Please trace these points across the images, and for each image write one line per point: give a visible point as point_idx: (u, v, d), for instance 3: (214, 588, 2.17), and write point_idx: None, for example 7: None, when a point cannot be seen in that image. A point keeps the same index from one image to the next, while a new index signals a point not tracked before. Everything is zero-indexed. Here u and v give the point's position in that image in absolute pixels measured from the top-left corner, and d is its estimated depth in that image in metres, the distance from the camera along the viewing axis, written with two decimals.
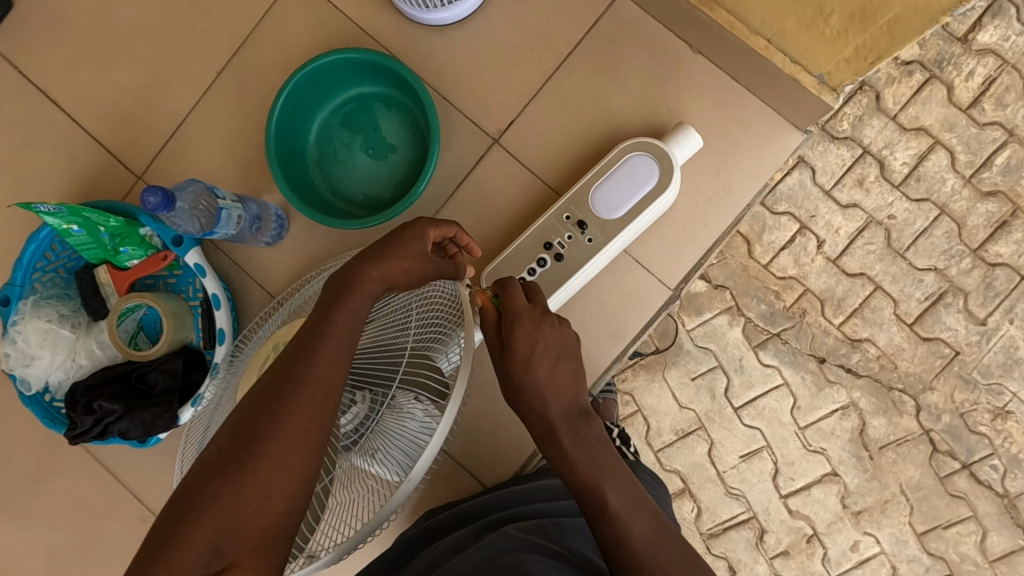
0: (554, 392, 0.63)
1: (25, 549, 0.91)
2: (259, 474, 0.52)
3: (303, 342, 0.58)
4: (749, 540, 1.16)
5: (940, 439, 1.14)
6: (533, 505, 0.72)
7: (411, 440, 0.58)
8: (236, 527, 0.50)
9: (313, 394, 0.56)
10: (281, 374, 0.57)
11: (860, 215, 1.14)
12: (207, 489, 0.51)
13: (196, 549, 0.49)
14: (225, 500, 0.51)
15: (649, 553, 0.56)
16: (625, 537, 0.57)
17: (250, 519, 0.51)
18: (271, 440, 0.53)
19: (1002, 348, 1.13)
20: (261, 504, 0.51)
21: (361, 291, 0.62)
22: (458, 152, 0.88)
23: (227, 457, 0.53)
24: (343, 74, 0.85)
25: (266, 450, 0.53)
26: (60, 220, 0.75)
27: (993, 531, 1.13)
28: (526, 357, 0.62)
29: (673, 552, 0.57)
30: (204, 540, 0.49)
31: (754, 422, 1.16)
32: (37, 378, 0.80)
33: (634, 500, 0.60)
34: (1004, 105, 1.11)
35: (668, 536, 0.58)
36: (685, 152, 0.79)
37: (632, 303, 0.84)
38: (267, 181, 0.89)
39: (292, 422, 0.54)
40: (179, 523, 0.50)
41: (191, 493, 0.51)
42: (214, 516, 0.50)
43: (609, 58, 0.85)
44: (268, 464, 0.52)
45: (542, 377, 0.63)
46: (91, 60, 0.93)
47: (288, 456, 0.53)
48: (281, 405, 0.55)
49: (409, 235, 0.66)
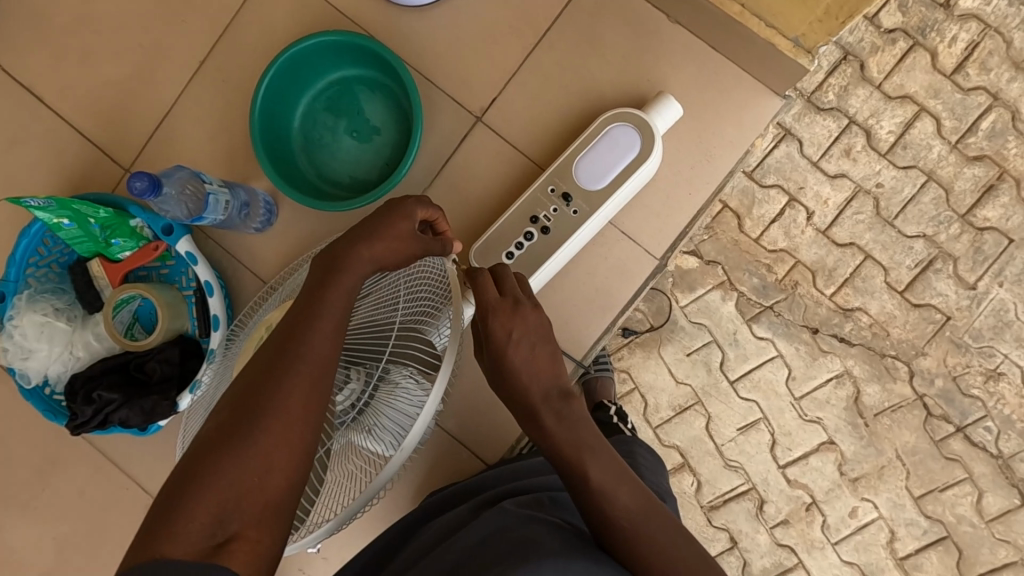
0: (533, 372, 0.64)
1: (34, 543, 0.93)
2: (260, 448, 0.53)
3: (296, 320, 0.59)
4: (749, 510, 1.18)
5: (934, 404, 1.15)
6: (524, 480, 0.73)
7: (403, 413, 0.60)
8: (238, 501, 0.51)
9: (310, 370, 0.57)
10: (276, 351, 0.58)
11: (848, 184, 1.15)
12: (208, 463, 0.52)
13: (199, 522, 0.49)
14: (227, 474, 0.51)
15: (633, 523, 0.58)
16: (612, 511, 0.58)
17: (252, 491, 0.52)
18: (270, 415, 0.54)
19: (992, 311, 1.14)
20: (263, 477, 0.52)
21: (353, 271, 0.63)
22: (443, 133, 0.88)
23: (227, 433, 0.54)
24: (325, 59, 0.86)
25: (267, 425, 0.54)
26: (50, 214, 0.75)
27: (989, 492, 1.14)
28: (504, 341, 0.63)
29: (660, 521, 0.59)
30: (207, 513, 0.49)
31: (750, 394, 1.18)
32: (36, 371, 0.81)
33: (617, 472, 0.61)
34: (988, 69, 1.12)
35: (654, 505, 0.60)
36: (666, 121, 0.80)
37: (620, 274, 0.85)
38: (255, 168, 0.89)
39: (291, 397, 0.55)
40: (180, 498, 0.50)
41: (191, 469, 0.52)
42: (217, 490, 0.50)
43: (590, 33, 0.86)
44: (269, 438, 0.53)
45: (522, 359, 0.63)
46: (73, 53, 0.93)
47: (288, 431, 0.54)
48: (279, 381, 0.56)
49: (397, 217, 0.66)
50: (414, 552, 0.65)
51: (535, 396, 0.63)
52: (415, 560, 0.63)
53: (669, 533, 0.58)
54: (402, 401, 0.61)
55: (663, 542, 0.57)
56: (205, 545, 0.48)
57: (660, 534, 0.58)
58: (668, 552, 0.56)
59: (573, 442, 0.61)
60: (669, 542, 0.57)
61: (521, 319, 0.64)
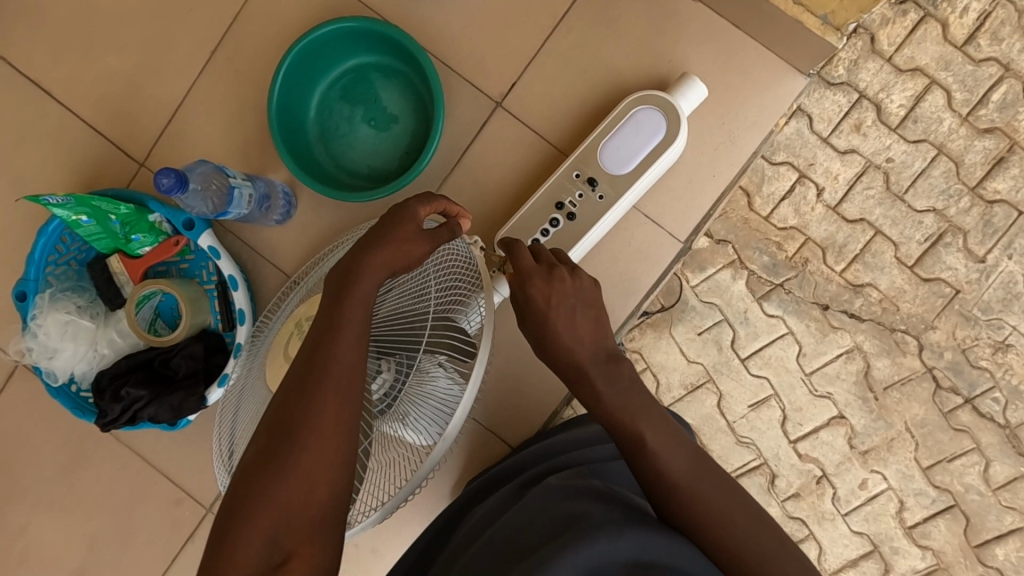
0: (578, 338, 0.65)
1: (62, 538, 0.94)
2: (301, 466, 0.52)
3: (316, 328, 0.59)
4: (761, 485, 1.19)
5: (942, 376, 1.16)
6: (569, 454, 0.74)
7: (439, 403, 0.60)
8: (290, 520, 0.51)
9: (337, 385, 0.55)
10: (302, 362, 0.57)
11: (858, 160, 1.14)
12: (256, 488, 0.52)
13: (255, 545, 0.50)
14: (274, 497, 0.52)
15: (688, 487, 0.58)
16: (665, 471, 0.59)
17: (300, 509, 0.52)
18: (307, 433, 0.53)
19: (1001, 284, 1.15)
20: (309, 492, 0.52)
21: (366, 280, 0.60)
22: (462, 119, 0.87)
23: (267, 456, 0.53)
24: (342, 45, 0.84)
25: (305, 443, 0.53)
26: (69, 211, 0.75)
27: (996, 461, 1.16)
28: (544, 309, 0.66)
29: (714, 485, 0.59)
30: (261, 536, 0.51)
31: (761, 371, 1.18)
32: (63, 370, 0.81)
33: (671, 437, 0.62)
34: (999, 39, 1.11)
35: (708, 469, 0.60)
36: (690, 103, 0.79)
37: (643, 257, 0.86)
38: (272, 161, 0.89)
39: (322, 417, 0.54)
40: (233, 521, 0.51)
41: (238, 494, 0.53)
42: (266, 512, 0.51)
43: (608, 13, 0.84)
44: (308, 454, 0.53)
45: (563, 323, 0.65)
46: (79, 45, 0.91)
47: (325, 443, 0.53)
48: (310, 399, 0.55)
49: (403, 217, 0.64)
50: (470, 531, 0.65)
51: (584, 359, 0.64)
52: (472, 537, 0.63)
53: (725, 500, 0.58)
54: (439, 392, 0.61)
55: (720, 505, 0.57)
56: (264, 566, 0.50)
57: (714, 498, 0.58)
58: (729, 515, 0.57)
59: (623, 407, 0.62)
60: (725, 507, 0.57)
61: (559, 282, 0.67)
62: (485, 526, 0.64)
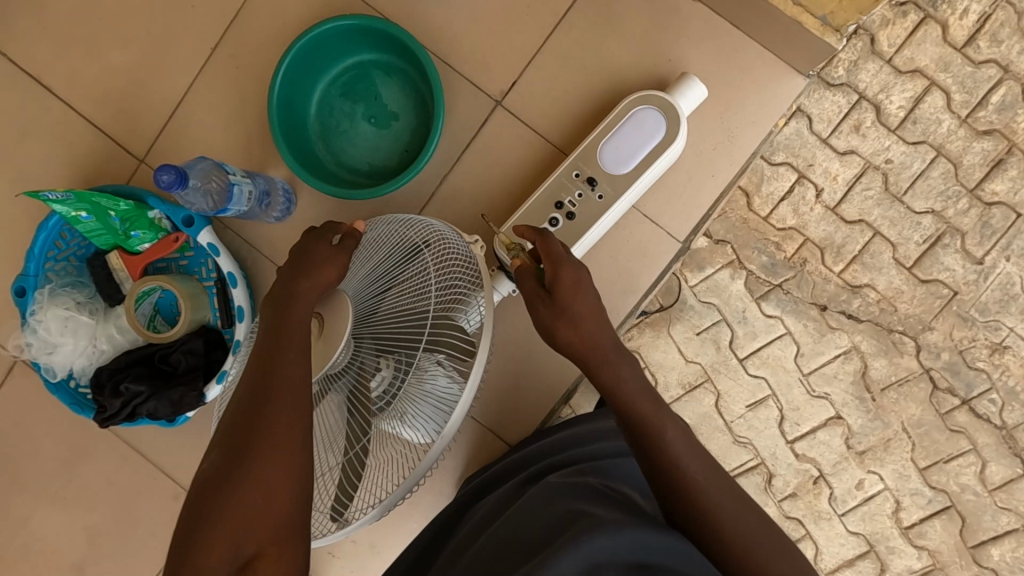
0: (601, 322, 0.64)
1: (60, 533, 0.94)
2: (254, 474, 0.51)
3: (290, 334, 0.59)
4: (758, 484, 1.20)
5: (940, 377, 1.17)
6: (573, 452, 0.75)
7: (438, 401, 0.61)
8: (249, 526, 0.50)
9: (290, 394, 0.55)
10: (275, 367, 0.56)
11: (857, 160, 1.15)
12: (216, 497, 0.51)
13: (216, 554, 0.49)
14: (234, 504, 0.50)
15: (704, 485, 0.56)
16: (681, 468, 0.57)
17: (259, 516, 0.50)
18: (260, 441, 0.53)
19: (999, 285, 1.15)
20: (266, 497, 0.51)
21: (302, 300, 0.61)
22: (463, 117, 0.87)
23: (226, 464, 0.52)
24: (342, 42, 0.84)
25: (262, 450, 0.52)
26: (69, 207, 0.75)
27: (992, 461, 1.17)
28: (575, 284, 0.64)
29: (726, 487, 0.57)
30: (222, 545, 0.49)
31: (759, 371, 1.19)
32: (62, 365, 0.82)
33: (685, 434, 0.60)
34: (999, 41, 1.11)
35: (719, 471, 0.59)
36: (690, 102, 0.79)
37: (643, 255, 0.86)
38: (273, 158, 0.89)
39: (281, 424, 0.54)
40: (194, 532, 0.50)
41: (199, 502, 0.51)
42: (226, 520, 0.50)
43: (609, 12, 0.85)
44: (264, 463, 0.52)
45: (587, 306, 0.64)
46: (80, 40, 0.91)
47: (277, 450, 0.53)
48: (268, 408, 0.54)
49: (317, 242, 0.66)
50: (472, 528, 0.65)
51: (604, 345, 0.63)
52: (474, 535, 0.63)
53: (736, 504, 0.56)
54: (437, 391, 0.62)
55: (732, 508, 0.56)
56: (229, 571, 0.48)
57: (725, 499, 0.56)
58: (739, 517, 0.56)
59: (643, 398, 0.61)
60: (735, 507, 0.56)
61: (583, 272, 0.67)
62: (485, 525, 0.64)
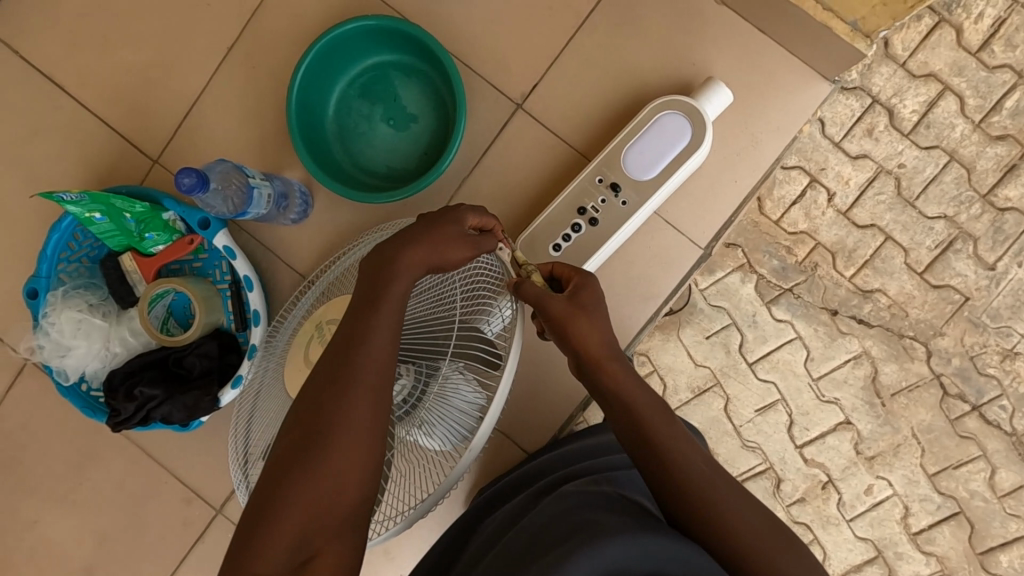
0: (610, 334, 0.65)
1: (69, 535, 0.93)
2: (329, 466, 0.51)
3: (375, 322, 0.57)
4: (766, 488, 1.19)
5: (951, 383, 1.16)
6: (585, 463, 0.74)
7: (462, 410, 0.59)
8: (319, 520, 0.50)
9: (370, 386, 0.54)
10: (351, 357, 0.55)
11: (870, 164, 1.14)
12: (279, 488, 0.51)
13: (282, 545, 0.48)
14: (300, 497, 0.50)
15: (697, 482, 0.57)
16: (680, 467, 0.58)
17: (327, 508, 0.50)
18: (337, 432, 0.52)
19: (1011, 291, 1.14)
20: (338, 491, 0.51)
21: (402, 281, 0.59)
22: (480, 119, 0.86)
23: (297, 454, 0.52)
24: (362, 43, 0.83)
25: (339, 443, 0.52)
26: (83, 208, 0.74)
27: (1002, 468, 1.16)
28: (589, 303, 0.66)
29: (723, 485, 0.58)
30: (288, 537, 0.49)
31: (768, 375, 1.18)
32: (74, 368, 0.80)
33: (679, 435, 0.61)
34: (1013, 46, 1.10)
35: (714, 470, 0.59)
36: (715, 107, 0.78)
37: (663, 261, 0.85)
38: (288, 159, 0.88)
39: (355, 418, 0.53)
40: (257, 524, 0.49)
41: (265, 493, 0.51)
42: (289, 514, 0.49)
43: (630, 14, 0.84)
44: (340, 456, 0.52)
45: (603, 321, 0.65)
46: (93, 37, 0.89)
47: (357, 444, 0.52)
48: (342, 401, 0.53)
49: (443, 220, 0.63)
50: (486, 539, 0.64)
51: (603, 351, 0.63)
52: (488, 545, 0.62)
53: (733, 499, 0.57)
54: (461, 399, 0.60)
55: (730, 503, 0.56)
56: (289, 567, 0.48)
57: (723, 494, 0.57)
58: (736, 514, 0.56)
59: (650, 405, 0.61)
60: (732, 502, 0.56)
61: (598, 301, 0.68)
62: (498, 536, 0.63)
